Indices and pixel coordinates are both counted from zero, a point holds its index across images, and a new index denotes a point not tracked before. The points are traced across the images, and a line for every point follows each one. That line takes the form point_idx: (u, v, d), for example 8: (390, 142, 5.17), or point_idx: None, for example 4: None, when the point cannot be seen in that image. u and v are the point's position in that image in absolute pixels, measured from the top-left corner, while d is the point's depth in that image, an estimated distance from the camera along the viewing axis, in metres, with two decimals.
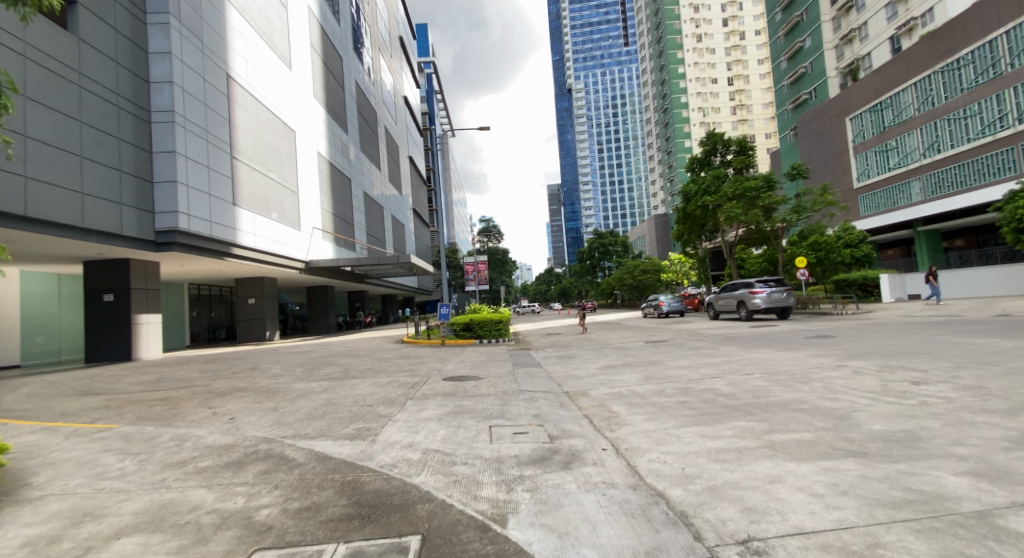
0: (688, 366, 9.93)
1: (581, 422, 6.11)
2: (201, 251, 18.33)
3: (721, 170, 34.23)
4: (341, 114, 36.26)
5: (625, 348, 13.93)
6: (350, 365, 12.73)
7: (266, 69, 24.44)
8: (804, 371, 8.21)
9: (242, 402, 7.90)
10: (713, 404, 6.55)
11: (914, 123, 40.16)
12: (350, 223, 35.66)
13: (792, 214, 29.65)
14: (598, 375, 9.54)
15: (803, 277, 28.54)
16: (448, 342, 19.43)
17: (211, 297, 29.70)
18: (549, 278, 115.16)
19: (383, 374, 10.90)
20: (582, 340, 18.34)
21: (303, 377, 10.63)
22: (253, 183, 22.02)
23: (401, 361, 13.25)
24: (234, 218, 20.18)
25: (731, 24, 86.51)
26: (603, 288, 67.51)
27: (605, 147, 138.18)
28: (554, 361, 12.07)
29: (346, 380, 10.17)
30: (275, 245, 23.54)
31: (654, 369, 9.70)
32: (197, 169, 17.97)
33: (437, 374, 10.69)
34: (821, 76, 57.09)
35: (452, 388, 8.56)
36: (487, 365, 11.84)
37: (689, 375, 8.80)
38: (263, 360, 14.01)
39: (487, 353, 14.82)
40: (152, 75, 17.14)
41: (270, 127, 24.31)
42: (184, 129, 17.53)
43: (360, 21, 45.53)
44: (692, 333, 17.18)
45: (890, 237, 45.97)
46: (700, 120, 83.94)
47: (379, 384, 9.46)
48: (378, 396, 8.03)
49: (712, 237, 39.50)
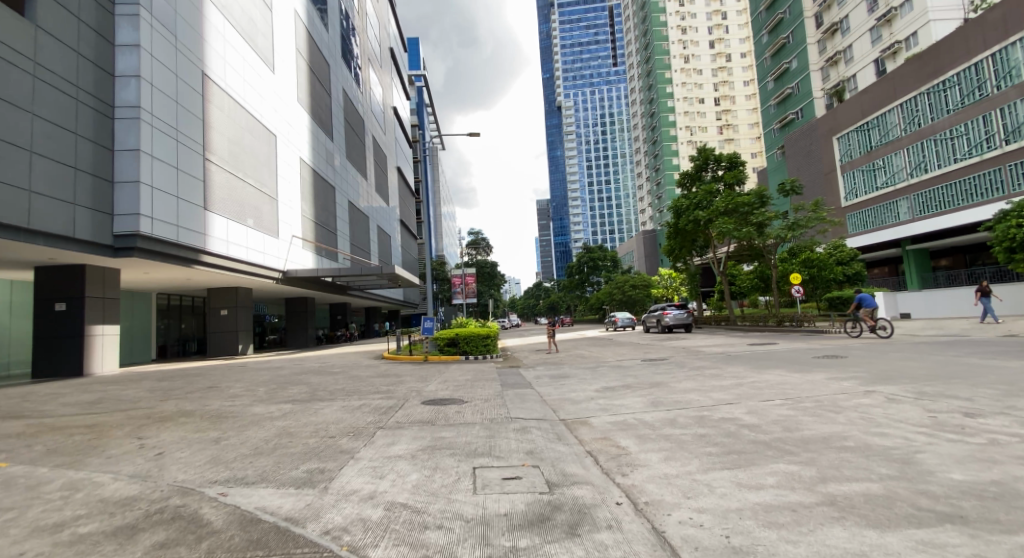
0: (696, 389, 8.93)
1: (585, 462, 5.05)
2: (166, 257, 17.01)
3: (712, 185, 33.83)
4: (326, 120, 35.21)
5: (622, 367, 12.93)
6: (320, 384, 11.55)
7: (247, 70, 23.39)
8: (831, 399, 7.25)
9: (179, 432, 6.66)
10: (738, 439, 5.56)
11: (900, 143, 40.32)
12: (333, 232, 34.41)
13: (785, 230, 28.83)
14: (597, 400, 8.48)
15: (797, 294, 27.87)
16: (431, 358, 18.24)
17: (181, 307, 28.15)
18: (537, 293, 114.38)
19: (354, 396, 9.70)
20: (574, 357, 17.30)
21: (263, 400, 9.39)
22: (226, 187, 20.78)
23: (378, 380, 12.04)
24: (205, 223, 18.93)
25: (718, 46, 87.90)
26: (591, 303, 66.86)
27: (593, 164, 139.10)
28: (546, 382, 10.98)
29: (311, 403, 8.95)
30: (250, 253, 22.22)
31: (659, 393, 8.68)
32: (165, 170, 16.75)
33: (415, 396, 9.52)
34: (807, 97, 57.50)
35: (430, 415, 7.41)
36: (472, 386, 10.69)
37: (701, 400, 7.79)
38: (225, 378, 12.66)
39: (473, 371, 13.69)
40: (118, 68, 15.98)
41: (249, 130, 23.18)
42: (152, 127, 16.35)
43: (349, 30, 44.86)
44: (690, 351, 16.26)
45: (878, 256, 45.89)
46: (688, 138, 84.67)
47: (347, 409, 8.28)
48: (344, 425, 6.87)
49: (704, 253, 38.97)
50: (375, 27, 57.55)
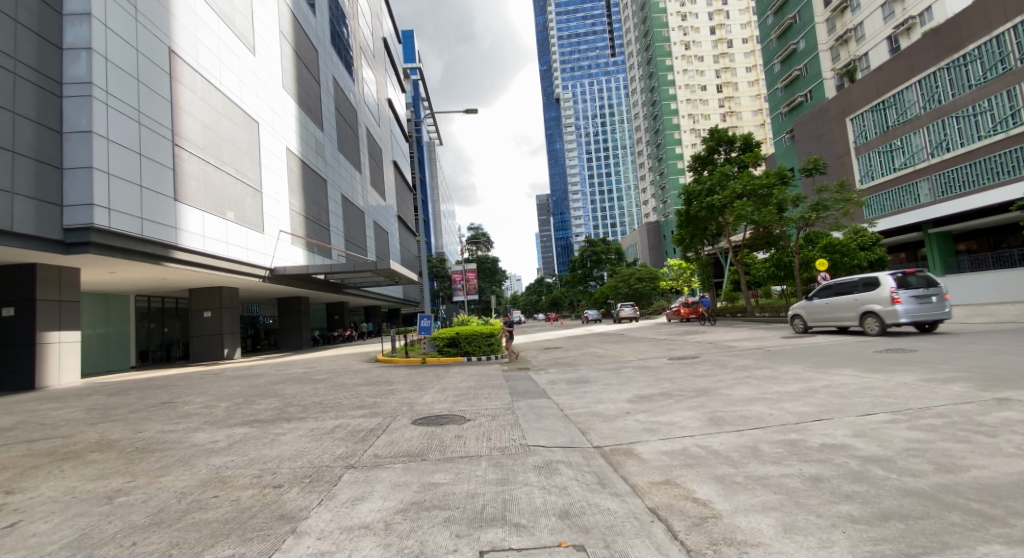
0: (759, 398, 7.05)
1: (656, 539, 3.17)
2: (129, 254, 15.15)
3: (727, 168, 31.79)
4: (315, 109, 33.17)
5: (651, 369, 11.03)
6: (296, 396, 9.72)
7: (223, 51, 21.41)
8: (961, 413, 5.38)
9: (71, 481, 4.82)
10: (882, 488, 3.67)
11: (920, 122, 38.14)
12: (325, 227, 32.51)
13: (809, 214, 26.52)
14: (635, 415, 6.64)
15: (824, 281, 25.90)
16: (430, 361, 16.44)
17: (164, 310, 26.57)
18: (540, 288, 112.71)
19: (330, 414, 7.83)
20: (589, 356, 15.43)
21: (216, 422, 7.53)
22: (202, 177, 18.89)
23: (363, 390, 10.18)
24: (175, 216, 17.06)
25: (719, 32, 85.28)
26: (597, 297, 65.07)
27: (594, 156, 136.93)
28: (565, 390, 9.07)
29: (274, 426, 7.08)
30: (230, 250, 20.35)
31: (714, 405, 6.79)
32: (124, 155, 14.88)
33: (406, 412, 7.65)
34: (816, 78, 55.04)
35: (421, 446, 5.51)
36: (476, 397, 8.79)
37: (776, 416, 5.89)
38: (184, 391, 10.80)
39: (477, 376, 11.84)
40: (66, 40, 14.07)
41: (227, 116, 21.29)
42: (108, 106, 14.49)
43: (339, 17, 42.69)
44: (722, 347, 14.34)
45: (899, 240, 43.69)
46: (690, 127, 82.52)
47: (315, 435, 6.38)
48: (301, 465, 5.02)
49: (715, 241, 37.18)
50: (367, 17, 55.30)
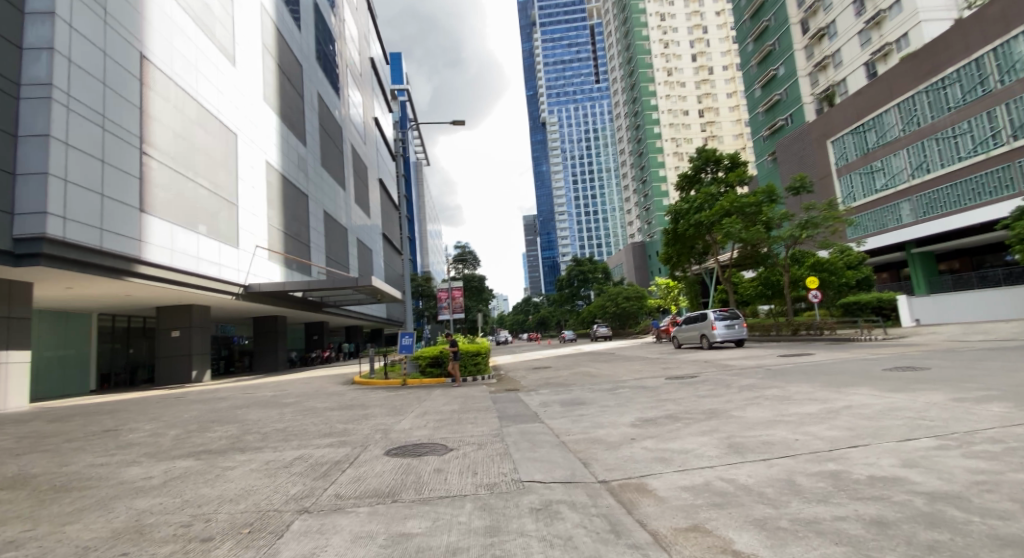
0: (777, 420, 6.28)
1: None
2: (86, 267, 14.04)
3: (714, 187, 31.76)
4: (298, 124, 32.44)
5: (649, 389, 10.27)
6: (261, 422, 8.73)
7: (200, 60, 20.70)
8: (1018, 437, 4.69)
9: None
10: (971, 536, 2.90)
11: (899, 143, 38.82)
12: (305, 244, 31.46)
13: (797, 232, 26.34)
14: (643, 443, 5.82)
15: (815, 298, 25.56)
16: (412, 382, 15.50)
17: (129, 330, 25.14)
18: (526, 309, 111.98)
19: (294, 442, 6.87)
20: (580, 377, 14.64)
21: (158, 454, 6.53)
22: (172, 188, 17.90)
23: (335, 415, 9.22)
24: (140, 227, 16.02)
25: (700, 59, 87.33)
26: (583, 317, 64.48)
27: (579, 179, 138.27)
28: (558, 414, 8.25)
29: (224, 458, 6.10)
30: (201, 265, 19.23)
31: (729, 429, 6.01)
32: (83, 161, 13.89)
33: (380, 440, 6.73)
34: (796, 102, 56.12)
35: (395, 483, 4.62)
36: (460, 422, 7.88)
37: (804, 443, 5.13)
38: (134, 417, 9.73)
39: (463, 398, 10.95)
40: (26, 39, 13.22)
41: (203, 126, 20.49)
42: (69, 109, 13.56)
43: (325, 35, 42.35)
44: (719, 366, 13.69)
45: (884, 260, 44.03)
46: (673, 149, 83.74)
47: (271, 468, 5.44)
48: (241, 509, 4.07)
49: (703, 260, 37.01)
50: (354, 38, 55.19)
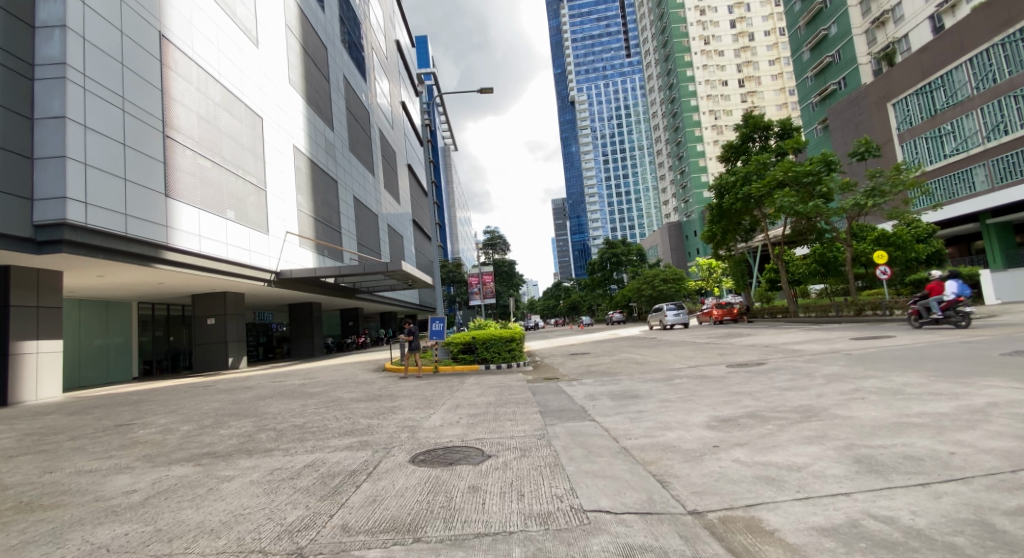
0: (904, 424, 4.88)
1: None
2: (111, 254, 13.67)
3: (764, 156, 29.22)
4: (324, 107, 31.73)
5: (711, 379, 8.93)
6: (279, 416, 7.90)
7: (223, 41, 20.11)
8: None
9: None
10: None
11: (971, 104, 34.90)
12: (336, 229, 31.07)
13: (861, 203, 23.71)
14: (734, 452, 4.57)
15: (884, 274, 23.15)
16: (444, 371, 14.62)
17: (169, 318, 25.42)
18: (558, 293, 110.21)
19: (309, 442, 5.95)
20: (625, 363, 13.41)
21: (155, 457, 5.68)
22: (198, 173, 17.46)
23: (359, 408, 8.29)
24: (166, 213, 15.60)
25: (739, 25, 82.14)
26: (617, 300, 62.66)
27: (611, 158, 134.37)
28: (611, 409, 7.05)
29: (225, 464, 5.19)
30: (231, 250, 18.85)
31: (844, 435, 4.68)
32: (102, 145, 13.44)
33: (406, 441, 5.72)
34: (850, 64, 51.69)
35: (417, 510, 3.55)
36: (497, 419, 6.81)
37: (973, 461, 3.74)
38: (153, 410, 9.14)
39: (500, 388, 9.89)
40: (38, 18, 12.75)
41: (228, 109, 19.96)
42: (85, 91, 13.09)
43: (350, 16, 41.44)
44: (787, 352, 12.11)
45: (955, 233, 40.41)
46: (712, 123, 79.51)
47: (276, 480, 4.49)
48: (215, 550, 3.09)
49: (748, 237, 34.66)
50: (379, 19, 54.05)
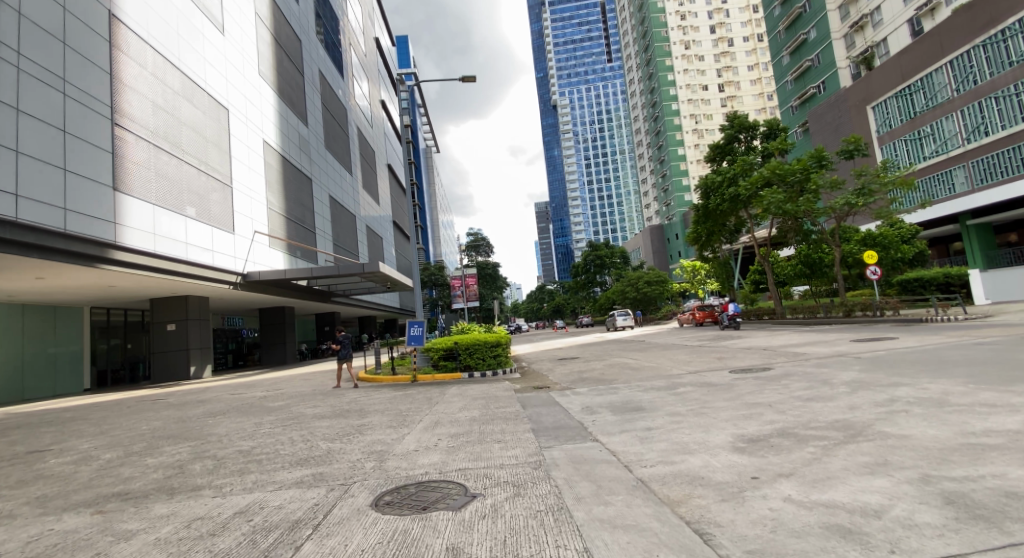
0: (977, 446, 4.03)
1: None
2: (49, 253, 12.26)
3: (750, 157, 28.77)
4: (298, 102, 30.28)
5: (720, 388, 8.06)
6: (224, 439, 6.71)
7: (184, 25, 18.74)
8: None
9: None
10: None
11: (951, 106, 35.20)
12: (310, 229, 29.61)
13: (850, 202, 23.25)
14: (785, 488, 3.61)
15: (874, 274, 22.73)
16: (424, 381, 13.45)
17: (127, 324, 23.75)
18: (541, 295, 109.53)
19: (250, 477, 4.80)
20: (618, 370, 12.48)
21: (50, 500, 4.48)
22: (152, 165, 16.03)
23: (322, 428, 7.16)
24: (115, 208, 14.19)
25: (719, 31, 82.79)
26: (600, 303, 62.08)
27: (593, 162, 134.44)
28: (615, 426, 6.08)
29: (136, 510, 4.05)
30: (191, 250, 17.44)
31: (913, 464, 3.79)
32: (37, 129, 12.01)
33: (371, 473, 4.64)
34: (830, 68, 52.18)
35: None
36: (482, 440, 5.77)
37: None
38: (80, 431, 7.83)
39: (485, 401, 8.83)
40: None
41: (189, 98, 18.57)
42: (18, 70, 11.68)
43: (326, 11, 39.98)
44: (792, 355, 11.34)
45: (934, 235, 40.92)
46: (692, 126, 79.85)
47: (189, 539, 3.36)
48: None
49: (734, 239, 34.24)
50: (357, 16, 52.56)
